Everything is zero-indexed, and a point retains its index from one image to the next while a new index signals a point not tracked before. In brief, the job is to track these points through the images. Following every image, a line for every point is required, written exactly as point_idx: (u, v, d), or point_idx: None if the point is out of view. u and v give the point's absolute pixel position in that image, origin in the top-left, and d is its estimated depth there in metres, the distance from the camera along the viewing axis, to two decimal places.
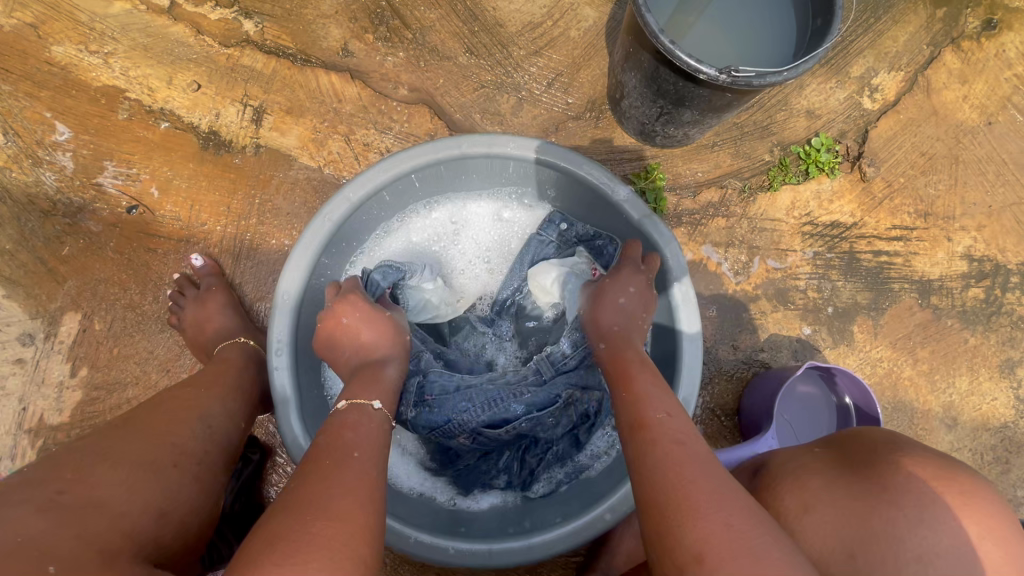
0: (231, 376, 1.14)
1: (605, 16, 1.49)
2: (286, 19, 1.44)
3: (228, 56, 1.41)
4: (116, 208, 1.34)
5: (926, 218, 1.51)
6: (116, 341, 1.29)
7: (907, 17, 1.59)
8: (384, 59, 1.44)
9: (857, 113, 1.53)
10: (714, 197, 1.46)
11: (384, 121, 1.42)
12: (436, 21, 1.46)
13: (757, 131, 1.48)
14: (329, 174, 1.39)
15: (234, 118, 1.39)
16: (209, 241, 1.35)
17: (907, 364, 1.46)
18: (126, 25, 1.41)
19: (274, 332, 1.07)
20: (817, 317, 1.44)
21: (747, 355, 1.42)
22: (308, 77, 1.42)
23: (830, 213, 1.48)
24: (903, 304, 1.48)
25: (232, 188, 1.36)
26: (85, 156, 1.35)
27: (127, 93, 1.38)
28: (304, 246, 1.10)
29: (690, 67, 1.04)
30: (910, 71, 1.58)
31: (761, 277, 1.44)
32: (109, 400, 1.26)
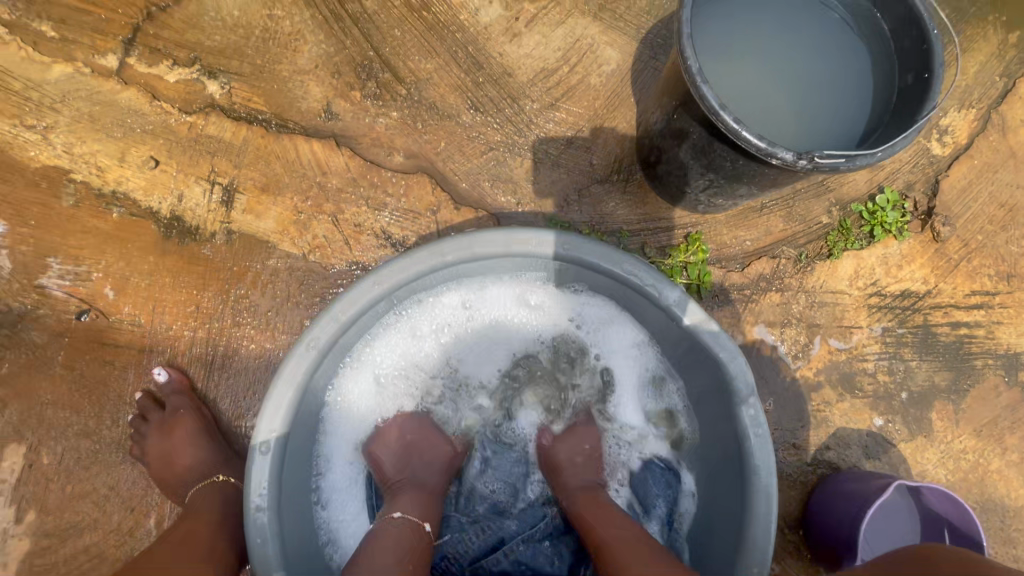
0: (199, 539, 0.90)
1: (630, 57, 1.28)
2: (257, 77, 1.22)
3: (191, 125, 1.20)
4: (62, 314, 1.13)
5: (1009, 281, 1.31)
6: (69, 477, 1.07)
7: (972, 47, 1.39)
8: (375, 120, 1.23)
9: (925, 160, 1.32)
10: (765, 269, 1.25)
11: (377, 196, 1.20)
12: (433, 72, 1.25)
13: (812, 189, 1.27)
14: (314, 262, 1.18)
15: (200, 199, 1.18)
16: (175, 348, 1.13)
17: (995, 455, 1.24)
18: (68, 92, 1.19)
19: (253, 494, 0.86)
20: (889, 404, 1.23)
21: (812, 455, 1.19)
22: (285, 146, 1.20)
23: (899, 280, 1.27)
24: (988, 384, 1.27)
25: (200, 283, 1.15)
26: (24, 252, 1.14)
27: (72, 175, 1.17)
28: (285, 382, 0.89)
29: (759, 150, 0.84)
30: (981, 108, 1.37)
31: (823, 360, 1.23)
32: (60, 550, 1.05)
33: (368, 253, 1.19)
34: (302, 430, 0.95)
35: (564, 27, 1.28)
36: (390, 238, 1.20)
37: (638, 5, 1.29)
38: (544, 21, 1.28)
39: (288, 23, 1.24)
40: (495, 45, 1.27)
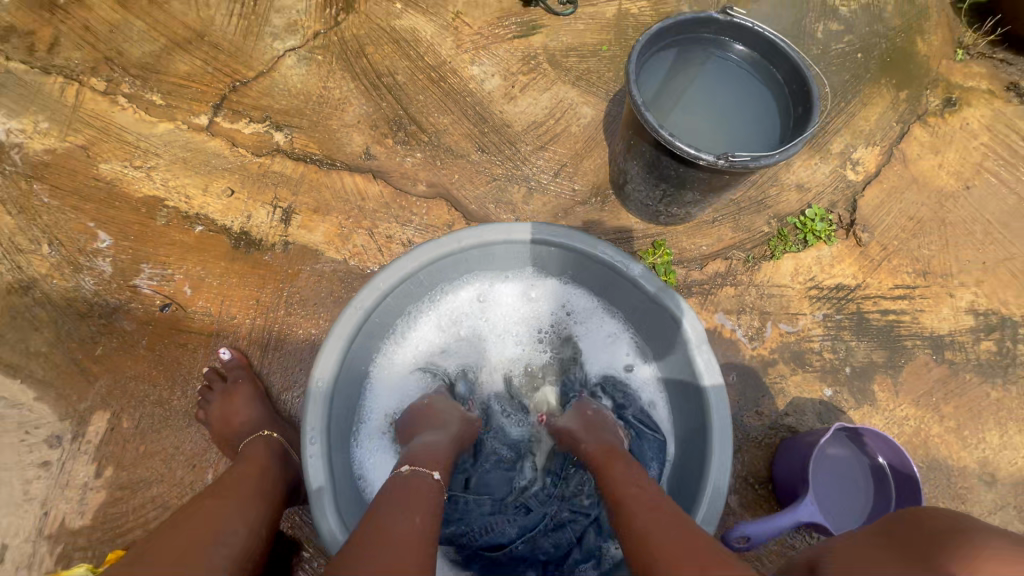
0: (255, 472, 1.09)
1: (602, 112, 1.66)
2: (313, 129, 1.59)
3: (260, 164, 1.54)
4: (148, 307, 1.39)
5: (925, 276, 1.58)
6: (144, 438, 1.28)
7: (871, 101, 1.77)
8: (404, 159, 1.57)
9: (843, 184, 1.65)
10: (720, 268, 1.52)
11: (405, 215, 1.52)
12: (449, 125, 1.62)
13: (753, 206, 1.58)
14: (354, 266, 1.46)
15: (265, 218, 1.48)
16: (238, 333, 1.38)
17: (934, 422, 1.45)
18: (168, 142, 1.55)
19: (309, 421, 1.07)
20: (836, 377, 1.46)
21: (772, 420, 1.40)
22: (333, 178, 1.53)
23: (833, 276, 1.55)
24: (919, 360, 1.49)
25: (261, 282, 1.42)
26: (123, 260, 1.43)
27: (166, 202, 1.49)
28: (337, 335, 1.13)
29: (689, 155, 1.15)
30: (884, 145, 1.72)
31: (775, 341, 1.47)
32: (132, 500, 1.23)
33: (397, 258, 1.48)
34: (347, 380, 1.17)
35: (550, 92, 1.67)
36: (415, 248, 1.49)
37: (606, 75, 1.69)
38: (534, 87, 1.67)
39: (338, 92, 1.63)
40: (496, 105, 1.65)
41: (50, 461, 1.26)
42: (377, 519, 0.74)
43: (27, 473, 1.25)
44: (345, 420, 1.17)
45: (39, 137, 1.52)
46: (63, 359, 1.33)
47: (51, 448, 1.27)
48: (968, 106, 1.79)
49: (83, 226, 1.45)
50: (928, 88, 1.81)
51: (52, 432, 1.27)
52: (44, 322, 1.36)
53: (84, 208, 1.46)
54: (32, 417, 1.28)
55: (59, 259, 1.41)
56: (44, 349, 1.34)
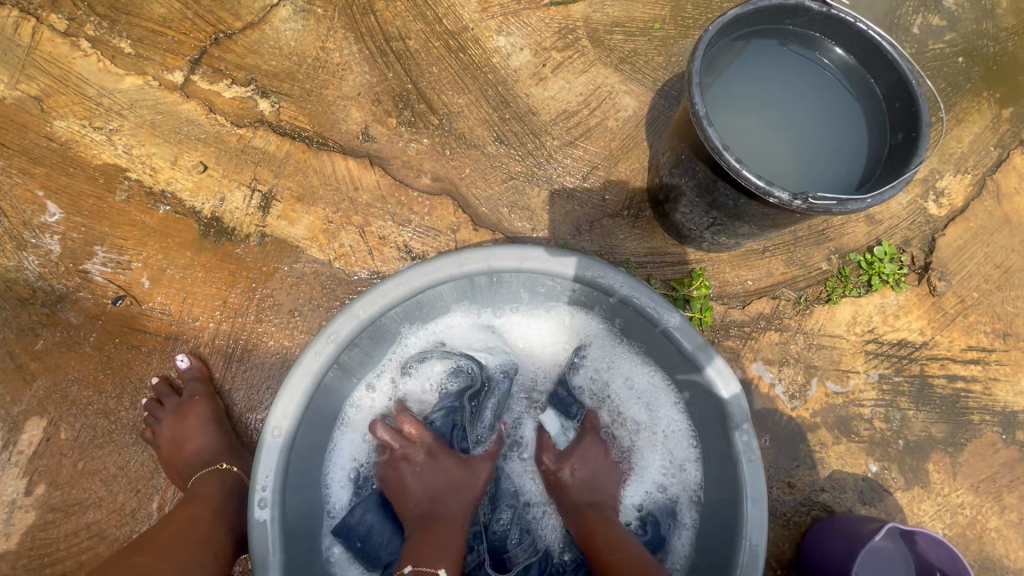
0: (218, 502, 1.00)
1: (646, 104, 1.39)
2: (304, 100, 1.35)
3: (240, 137, 1.31)
4: (100, 299, 1.21)
5: (1005, 339, 1.34)
6: (82, 453, 1.13)
7: (970, 116, 1.49)
8: (408, 144, 1.33)
9: (922, 219, 1.39)
10: (765, 308, 1.30)
11: (403, 213, 1.29)
12: (464, 107, 1.37)
13: (814, 238, 1.34)
14: (338, 269, 1.26)
15: (240, 203, 1.27)
16: (200, 338, 1.20)
17: (993, 513, 1.25)
18: (135, 101, 1.32)
19: (260, 478, 0.89)
20: (886, 452, 1.26)
21: (805, 496, 1.23)
22: (323, 161, 1.31)
23: (896, 329, 1.32)
24: (985, 439, 1.28)
25: (230, 280, 1.23)
26: (75, 240, 1.24)
27: (127, 173, 1.28)
28: (302, 371, 0.93)
29: (758, 188, 0.91)
30: (977, 174, 1.45)
31: (819, 402, 1.27)
32: (65, 523, 1.10)
33: (390, 264, 1.27)
34: (313, 426, 0.98)
35: (587, 75, 1.40)
36: (411, 253, 1.28)
37: (655, 60, 1.41)
38: (568, 69, 1.40)
39: (338, 55, 1.38)
40: (523, 87, 1.39)
41: None
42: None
43: None
44: (307, 484, 1.00)
45: None
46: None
47: None
48: None
49: (31, 195, 1.26)
50: None
51: None
52: None
53: (32, 173, 1.27)
54: None
55: (2, 232, 1.23)
56: None
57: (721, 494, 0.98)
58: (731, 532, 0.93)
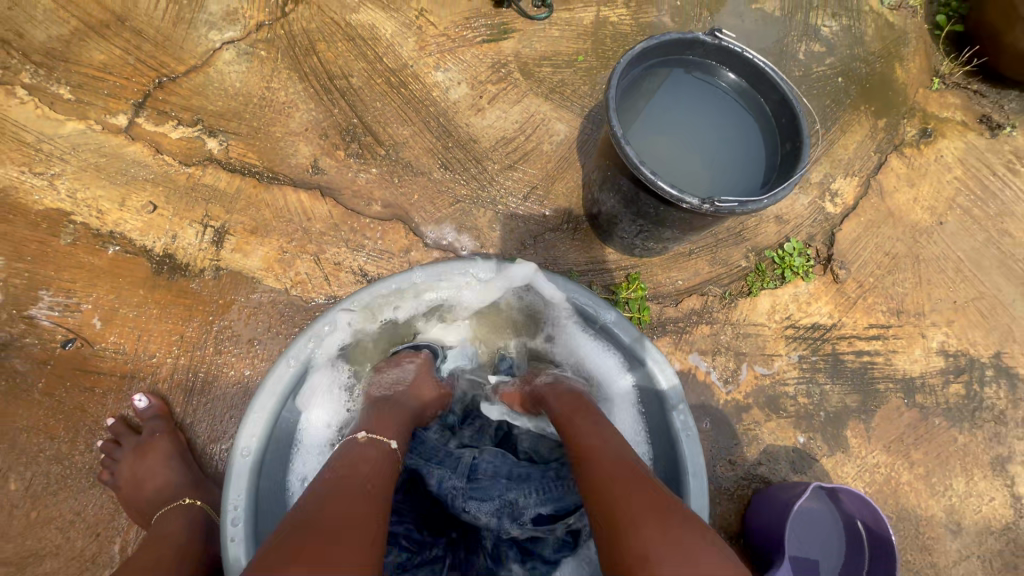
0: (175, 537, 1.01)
1: (575, 129, 1.53)
2: (253, 137, 1.40)
3: (189, 175, 1.35)
4: (49, 343, 1.19)
5: (899, 316, 1.54)
6: (35, 502, 1.10)
7: (852, 127, 1.73)
8: (357, 174, 1.41)
9: (821, 216, 1.59)
10: (696, 304, 1.44)
11: (356, 239, 1.36)
12: (409, 137, 1.46)
13: (731, 238, 1.50)
14: (296, 296, 1.30)
15: (193, 239, 1.30)
16: (157, 374, 1.20)
17: (904, 469, 1.41)
18: (78, 145, 1.33)
19: (230, 499, 0.92)
20: (810, 423, 1.40)
21: (746, 471, 1.35)
22: (275, 195, 1.36)
23: (809, 314, 1.49)
24: (891, 404, 1.46)
25: (186, 314, 1.24)
26: (18, 285, 1.22)
27: (73, 216, 1.28)
28: (267, 391, 0.98)
29: (672, 196, 1.05)
30: (862, 176, 1.68)
31: (750, 384, 1.41)
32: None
33: (346, 288, 1.32)
34: (277, 448, 1.01)
35: (520, 105, 1.53)
36: (367, 276, 1.34)
37: (580, 89, 1.56)
38: (502, 99, 1.53)
39: (283, 95, 1.44)
40: (463, 117, 1.50)
41: None
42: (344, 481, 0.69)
43: None
44: None
45: None
46: None
47: None
48: (943, 138, 1.76)
49: None
50: (907, 115, 1.77)
51: None
52: None
53: None
54: None
55: None
56: None
57: (664, 468, 1.08)
58: (676, 497, 1.03)
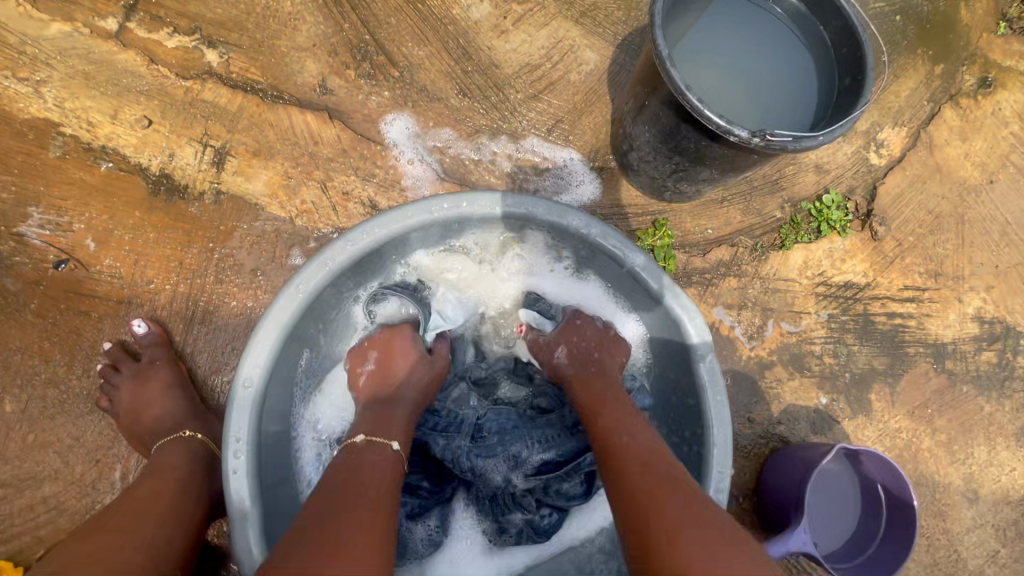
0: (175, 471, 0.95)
1: (607, 59, 1.40)
2: (255, 50, 1.28)
3: (186, 89, 1.24)
4: (41, 263, 1.13)
5: (936, 278, 1.46)
6: (33, 425, 1.06)
7: (907, 72, 1.59)
8: (368, 97, 1.29)
9: (864, 169, 1.48)
10: (725, 255, 1.36)
11: (366, 168, 1.26)
12: (425, 59, 1.34)
13: (768, 187, 1.40)
14: (301, 226, 1.22)
15: (191, 159, 1.21)
16: (156, 301, 1.14)
17: (926, 435, 1.37)
18: (65, 50, 1.22)
19: (233, 429, 0.87)
20: (834, 385, 1.35)
21: (764, 429, 1.30)
22: (279, 116, 1.25)
23: (842, 272, 1.40)
24: (919, 369, 1.40)
25: (185, 240, 1.17)
26: (6, 201, 1.14)
27: (62, 128, 1.19)
28: (271, 320, 0.91)
29: (719, 127, 0.95)
30: (912, 127, 1.55)
31: (775, 342, 1.34)
32: (20, 497, 1.04)
33: (354, 221, 1.24)
34: (281, 380, 0.96)
35: (548, 29, 1.39)
36: (377, 209, 1.26)
37: (614, 13, 1.41)
38: (529, 21, 1.39)
39: (288, 3, 1.31)
40: (484, 40, 1.36)
41: None
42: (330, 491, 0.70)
43: None
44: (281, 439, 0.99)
45: None
46: None
47: None
48: (1004, 89, 1.62)
49: None
50: (967, 62, 1.62)
51: None
52: None
53: None
54: None
55: None
56: None
57: (685, 418, 1.04)
58: (698, 451, 0.99)
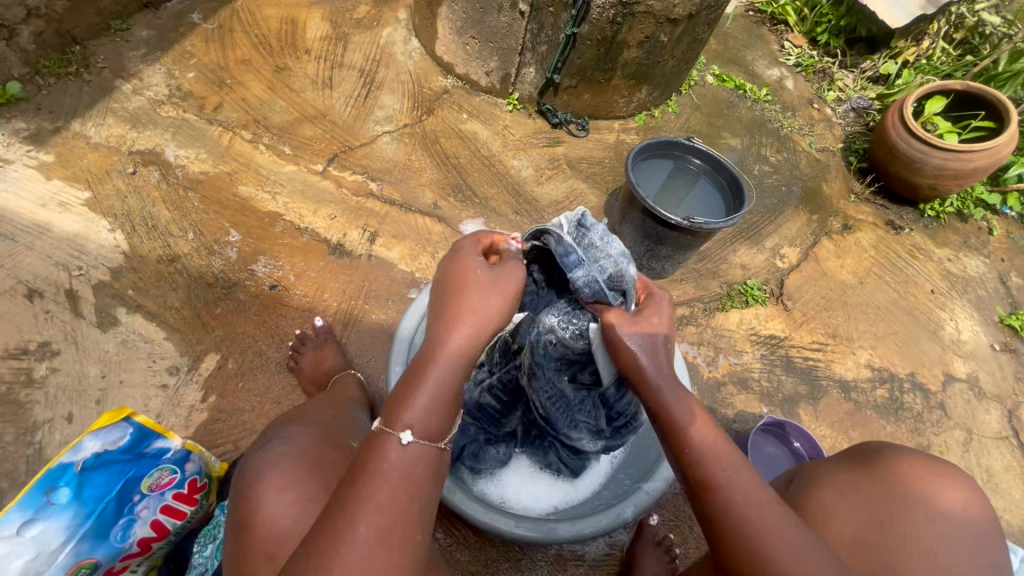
0: (348, 387, 1.55)
1: (602, 201, 2.32)
2: (398, 185, 2.18)
3: (357, 201, 2.09)
4: (261, 285, 1.82)
5: (835, 338, 2.13)
6: (243, 377, 1.65)
7: (795, 217, 2.50)
8: (461, 212, 2.16)
9: (773, 269, 2.28)
10: (685, 312, 2.06)
11: (458, 248, 2.06)
12: (495, 194, 2.24)
13: (710, 274, 2.18)
14: (418, 276, 1.95)
15: (356, 237, 2.00)
16: (326, 312, 1.82)
17: (845, 442, 1.90)
18: (292, 178, 2.11)
19: (395, 360, 1.49)
20: (771, 400, 1.93)
21: (724, 425, 1.85)
22: (409, 218, 2.10)
23: (767, 328, 2.09)
24: (831, 396, 1.99)
25: (348, 279, 1.90)
26: (247, 251, 1.89)
27: (284, 216, 2.00)
28: (419, 304, 1.59)
29: (665, 217, 1.78)
30: (803, 248, 2.39)
31: (726, 368, 1.97)
32: (228, 420, 1.58)
33: None
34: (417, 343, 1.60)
35: (567, 184, 2.34)
36: None
37: (606, 179, 2.38)
38: (556, 179, 2.34)
39: (418, 164, 2.26)
40: (530, 187, 2.29)
41: (167, 385, 1.60)
42: (365, 469, 0.82)
43: (147, 392, 1.58)
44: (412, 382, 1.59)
45: (198, 163, 2.07)
46: (191, 313, 1.73)
47: (169, 376, 1.62)
48: (859, 230, 2.51)
49: (221, 224, 1.93)
50: (833, 214, 2.55)
51: (173, 363, 1.63)
52: (182, 284, 1.77)
53: (223, 213, 1.96)
54: (159, 351, 1.65)
55: (200, 243, 1.87)
56: (176, 304, 1.74)
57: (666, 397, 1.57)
58: None
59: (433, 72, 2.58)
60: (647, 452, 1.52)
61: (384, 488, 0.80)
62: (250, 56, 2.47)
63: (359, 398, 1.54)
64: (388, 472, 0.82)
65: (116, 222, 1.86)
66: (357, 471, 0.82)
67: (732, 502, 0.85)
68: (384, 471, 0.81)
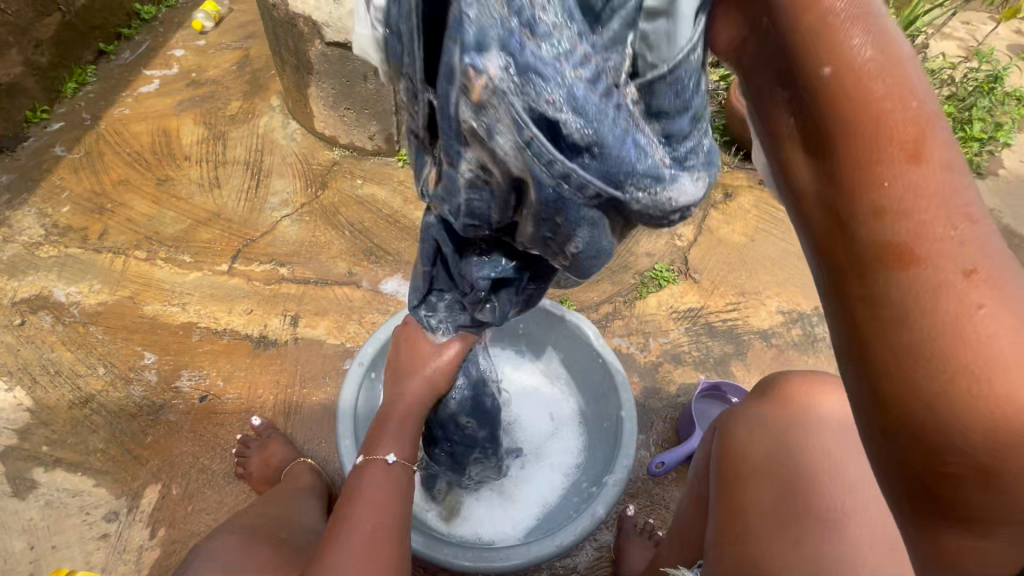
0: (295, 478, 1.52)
1: None
2: (309, 263, 2.19)
3: (271, 289, 2.09)
4: (190, 400, 1.76)
5: (744, 295, 2.35)
6: (191, 499, 1.58)
7: None
8: (378, 272, 2.20)
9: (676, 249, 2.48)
10: (609, 309, 2.20)
11: (383, 308, 2.09)
12: (406, 247, 2.30)
13: (623, 269, 2.34)
14: (350, 346, 1.97)
15: (278, 324, 1.99)
16: (264, 408, 1.78)
17: None
18: (198, 284, 2.07)
19: (342, 435, 1.50)
20: (705, 366, 2.08)
21: (670, 402, 1.98)
22: (327, 291, 2.11)
23: (685, 303, 2.27)
24: (754, 347, 2.18)
25: (280, 368, 1.87)
26: (167, 369, 1.82)
27: (198, 324, 1.95)
28: (352, 374, 1.60)
29: None
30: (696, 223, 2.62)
31: (658, 350, 2.11)
32: (185, 548, 1.50)
33: None
34: (362, 411, 1.61)
35: None
36: None
37: None
38: None
39: (324, 238, 2.29)
40: None
41: (108, 533, 1.50)
42: (356, 495, 1.22)
43: (87, 547, 1.48)
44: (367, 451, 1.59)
45: (92, 295, 1.99)
46: (118, 450, 1.64)
47: (109, 523, 1.52)
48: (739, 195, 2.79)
49: (131, 350, 1.86)
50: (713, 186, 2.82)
51: (110, 508, 1.54)
52: (103, 423, 1.68)
53: (132, 338, 1.89)
54: (91, 499, 1.55)
55: (113, 375, 1.79)
56: (100, 445, 1.64)
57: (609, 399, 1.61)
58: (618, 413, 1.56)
59: (318, 148, 2.64)
60: (601, 448, 1.63)
61: (373, 510, 1.19)
62: (127, 175, 2.42)
63: (309, 486, 1.52)
64: (369, 497, 1.21)
65: (14, 380, 1.75)
66: (351, 493, 1.23)
67: (967, 354, 0.51)
68: (367, 496, 1.21)
